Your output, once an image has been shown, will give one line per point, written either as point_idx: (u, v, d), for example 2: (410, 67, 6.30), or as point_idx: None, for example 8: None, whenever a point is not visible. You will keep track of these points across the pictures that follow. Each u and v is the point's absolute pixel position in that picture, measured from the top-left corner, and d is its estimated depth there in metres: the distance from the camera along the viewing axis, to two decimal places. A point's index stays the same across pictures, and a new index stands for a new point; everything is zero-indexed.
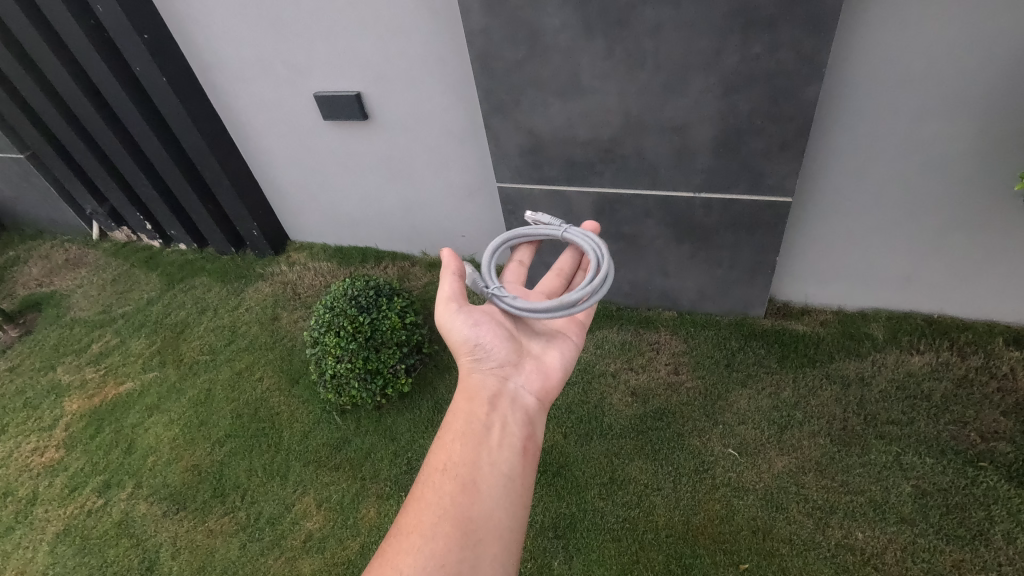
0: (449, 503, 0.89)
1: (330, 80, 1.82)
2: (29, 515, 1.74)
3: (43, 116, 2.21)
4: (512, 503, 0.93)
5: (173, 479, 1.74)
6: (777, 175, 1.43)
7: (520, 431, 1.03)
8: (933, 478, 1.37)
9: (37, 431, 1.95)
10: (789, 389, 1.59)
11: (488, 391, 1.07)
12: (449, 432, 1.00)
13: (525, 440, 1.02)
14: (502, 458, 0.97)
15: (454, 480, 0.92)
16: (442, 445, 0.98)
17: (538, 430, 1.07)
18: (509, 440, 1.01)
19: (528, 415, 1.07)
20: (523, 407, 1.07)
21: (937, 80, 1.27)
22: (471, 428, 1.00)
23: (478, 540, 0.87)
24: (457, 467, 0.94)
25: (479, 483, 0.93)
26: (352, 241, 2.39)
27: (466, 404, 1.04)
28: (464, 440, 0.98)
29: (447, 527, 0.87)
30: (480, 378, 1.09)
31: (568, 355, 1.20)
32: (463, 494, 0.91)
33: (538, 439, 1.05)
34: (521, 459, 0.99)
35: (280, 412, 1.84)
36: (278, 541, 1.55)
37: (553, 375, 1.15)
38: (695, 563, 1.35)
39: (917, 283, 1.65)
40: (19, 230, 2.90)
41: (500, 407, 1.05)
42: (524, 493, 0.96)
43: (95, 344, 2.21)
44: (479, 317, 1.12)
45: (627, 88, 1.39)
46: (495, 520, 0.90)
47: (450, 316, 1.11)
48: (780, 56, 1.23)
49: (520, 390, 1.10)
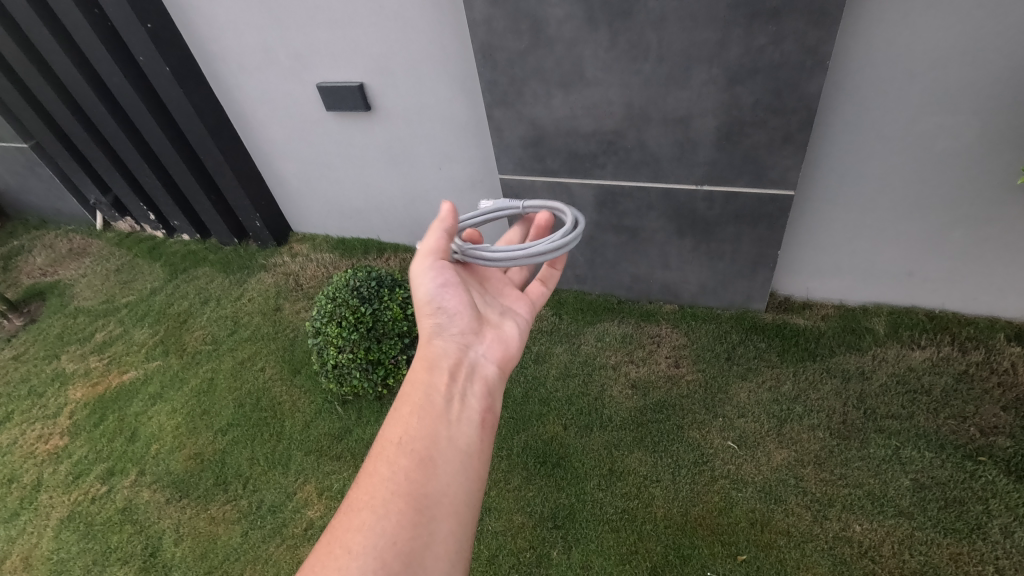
0: (404, 479, 0.87)
1: (333, 70, 1.82)
2: (34, 501, 1.75)
3: (47, 105, 2.22)
4: (468, 479, 0.92)
5: (175, 467, 1.75)
6: (780, 168, 1.43)
7: (479, 403, 1.02)
8: (932, 472, 1.38)
9: (42, 419, 1.96)
10: (789, 382, 1.59)
11: (449, 361, 1.06)
12: (406, 405, 0.98)
13: (483, 412, 1.02)
14: (461, 433, 0.96)
15: (410, 455, 0.90)
16: (399, 418, 0.96)
17: (497, 401, 1.07)
18: (468, 413, 1.00)
19: (488, 385, 1.06)
20: (482, 378, 1.07)
21: (941, 74, 1.27)
22: (430, 401, 0.98)
23: (433, 517, 0.85)
24: (414, 441, 0.92)
25: (435, 458, 0.91)
26: (354, 233, 2.39)
27: (425, 375, 1.03)
28: (423, 414, 0.96)
29: (400, 503, 0.84)
30: (442, 345, 1.08)
31: (525, 327, 1.21)
32: (419, 470, 0.89)
33: (496, 411, 1.05)
34: (478, 432, 0.98)
35: (282, 402, 1.85)
36: (280, 529, 1.56)
37: (512, 346, 1.16)
38: (694, 554, 1.36)
39: (917, 278, 1.64)
40: (24, 220, 2.92)
41: (460, 379, 1.04)
42: (481, 468, 0.95)
43: (98, 333, 2.22)
44: (448, 279, 1.11)
45: (629, 80, 1.39)
46: (451, 496, 0.88)
47: (421, 268, 1.12)
48: (784, 47, 1.23)
49: (479, 359, 1.10)
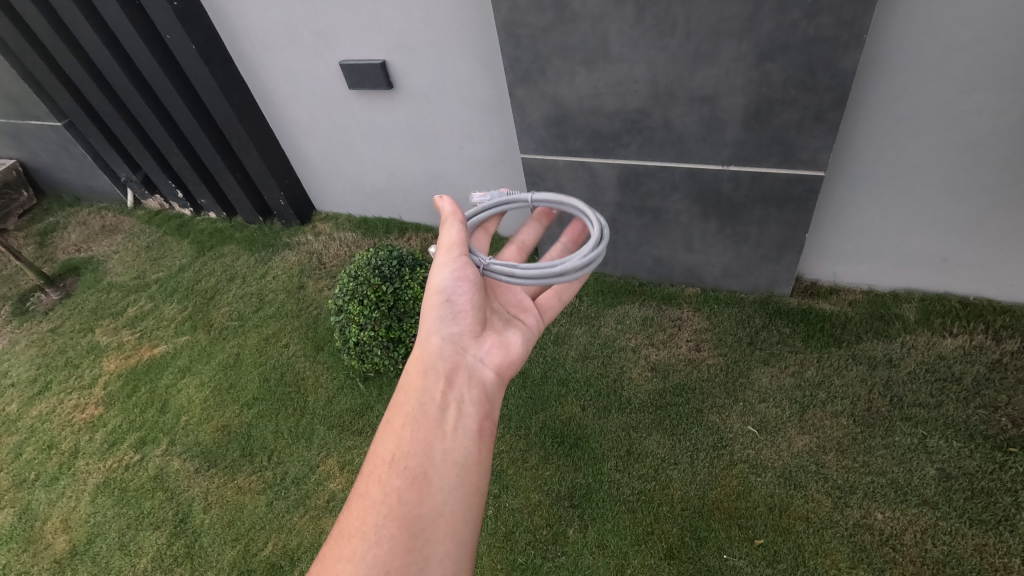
0: (396, 501, 0.85)
1: (356, 47, 1.81)
2: (71, 466, 1.83)
3: (79, 83, 2.26)
4: (466, 493, 0.89)
5: (203, 438, 1.81)
6: (811, 148, 1.38)
7: (476, 410, 1.00)
8: (959, 462, 1.35)
9: (78, 389, 2.04)
10: (813, 368, 1.57)
11: (445, 364, 1.03)
12: (399, 417, 0.96)
13: (482, 420, 0.99)
14: (457, 445, 0.94)
15: (402, 473, 0.88)
16: (392, 432, 0.94)
17: (496, 408, 1.04)
18: (465, 422, 0.97)
19: (486, 390, 1.04)
20: (480, 382, 1.04)
21: (984, 49, 1.22)
22: (424, 412, 0.96)
23: (429, 540, 0.83)
24: (407, 458, 0.90)
25: (429, 475, 0.89)
26: (376, 212, 2.40)
27: (419, 381, 1.01)
28: (416, 426, 0.94)
29: (392, 528, 0.82)
30: (439, 346, 1.05)
31: (527, 335, 1.19)
32: (411, 489, 0.87)
33: (495, 418, 1.03)
34: (476, 443, 0.95)
35: (306, 377, 1.89)
36: (303, 500, 1.61)
37: (513, 352, 1.13)
38: (710, 537, 1.36)
39: (953, 264, 1.58)
40: (58, 197, 3.00)
41: (456, 383, 1.02)
42: (480, 481, 0.93)
43: (131, 307, 2.29)
44: (467, 273, 1.11)
45: (656, 57, 1.36)
46: (447, 515, 0.86)
47: (437, 259, 1.12)
48: (818, 21, 1.18)
49: (477, 363, 1.07)
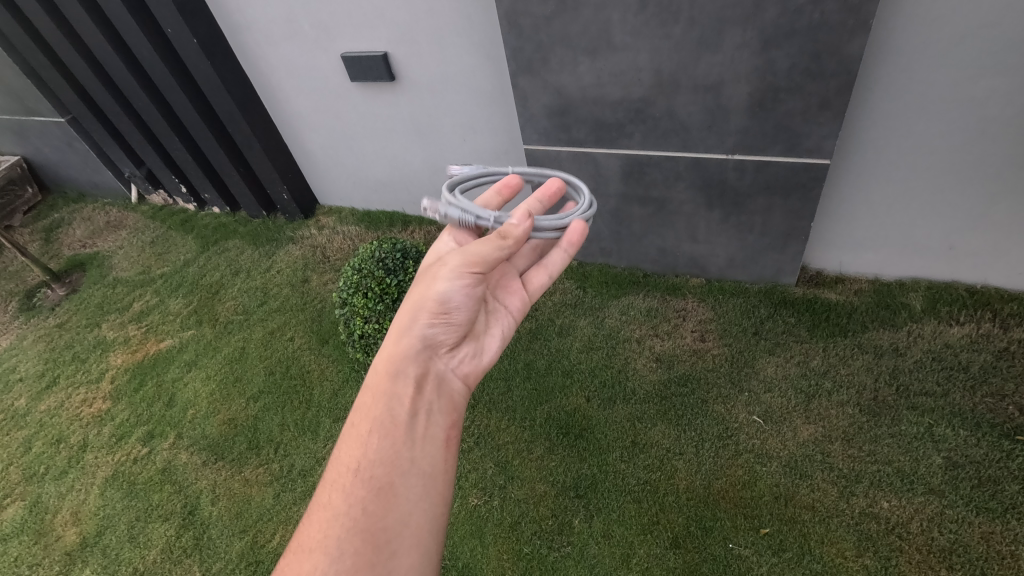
0: (360, 513, 0.87)
1: (358, 39, 1.81)
2: (80, 460, 1.85)
3: (81, 78, 2.26)
4: (431, 504, 0.92)
5: (211, 431, 1.82)
6: (816, 136, 1.37)
7: (443, 420, 1.01)
8: (966, 451, 1.34)
9: (85, 384, 2.06)
10: (818, 358, 1.56)
11: (418, 371, 1.02)
12: (366, 423, 0.96)
13: (448, 430, 1.01)
14: (424, 454, 0.95)
15: (368, 484, 0.90)
16: (358, 438, 0.95)
17: (461, 417, 1.06)
18: (433, 431, 0.99)
19: (453, 401, 1.05)
20: (449, 393, 1.05)
21: (992, 33, 1.20)
22: (393, 418, 0.96)
23: (392, 551, 0.86)
24: (372, 468, 0.91)
25: (395, 486, 0.90)
26: (379, 206, 2.40)
27: (390, 385, 1.00)
28: (384, 434, 0.94)
29: (357, 541, 0.85)
30: (415, 350, 1.04)
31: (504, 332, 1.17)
32: (376, 500, 0.89)
33: (461, 427, 1.04)
34: (442, 453, 0.97)
35: (311, 370, 1.89)
36: (310, 492, 1.62)
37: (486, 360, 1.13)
38: (716, 526, 1.36)
39: (960, 252, 1.57)
40: (63, 193, 3.01)
41: (426, 392, 1.02)
42: (445, 490, 0.95)
43: (136, 303, 2.30)
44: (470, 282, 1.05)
45: (660, 45, 1.35)
46: (410, 526, 0.89)
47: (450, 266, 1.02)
48: (824, 7, 1.17)
49: (448, 372, 1.07)
